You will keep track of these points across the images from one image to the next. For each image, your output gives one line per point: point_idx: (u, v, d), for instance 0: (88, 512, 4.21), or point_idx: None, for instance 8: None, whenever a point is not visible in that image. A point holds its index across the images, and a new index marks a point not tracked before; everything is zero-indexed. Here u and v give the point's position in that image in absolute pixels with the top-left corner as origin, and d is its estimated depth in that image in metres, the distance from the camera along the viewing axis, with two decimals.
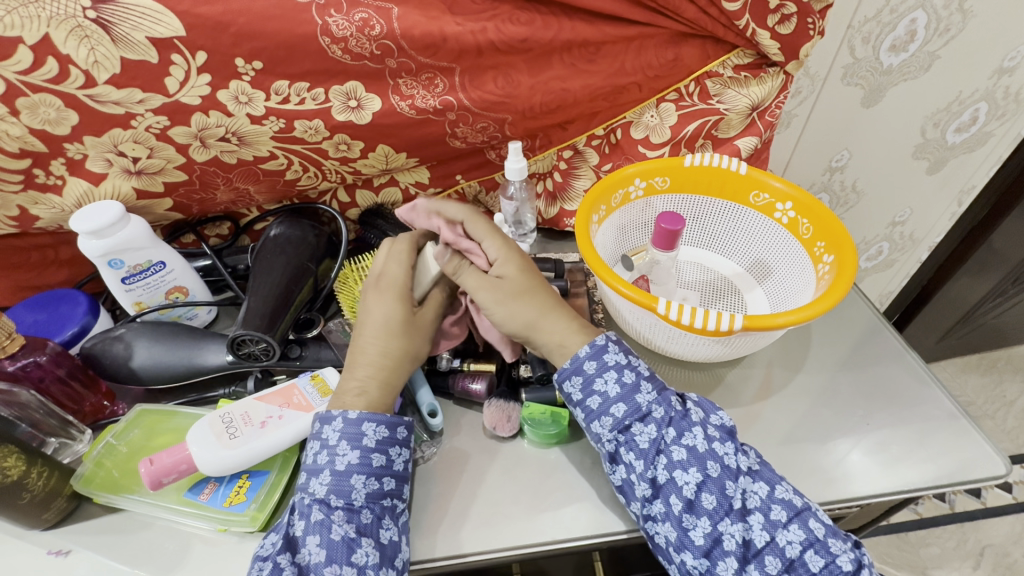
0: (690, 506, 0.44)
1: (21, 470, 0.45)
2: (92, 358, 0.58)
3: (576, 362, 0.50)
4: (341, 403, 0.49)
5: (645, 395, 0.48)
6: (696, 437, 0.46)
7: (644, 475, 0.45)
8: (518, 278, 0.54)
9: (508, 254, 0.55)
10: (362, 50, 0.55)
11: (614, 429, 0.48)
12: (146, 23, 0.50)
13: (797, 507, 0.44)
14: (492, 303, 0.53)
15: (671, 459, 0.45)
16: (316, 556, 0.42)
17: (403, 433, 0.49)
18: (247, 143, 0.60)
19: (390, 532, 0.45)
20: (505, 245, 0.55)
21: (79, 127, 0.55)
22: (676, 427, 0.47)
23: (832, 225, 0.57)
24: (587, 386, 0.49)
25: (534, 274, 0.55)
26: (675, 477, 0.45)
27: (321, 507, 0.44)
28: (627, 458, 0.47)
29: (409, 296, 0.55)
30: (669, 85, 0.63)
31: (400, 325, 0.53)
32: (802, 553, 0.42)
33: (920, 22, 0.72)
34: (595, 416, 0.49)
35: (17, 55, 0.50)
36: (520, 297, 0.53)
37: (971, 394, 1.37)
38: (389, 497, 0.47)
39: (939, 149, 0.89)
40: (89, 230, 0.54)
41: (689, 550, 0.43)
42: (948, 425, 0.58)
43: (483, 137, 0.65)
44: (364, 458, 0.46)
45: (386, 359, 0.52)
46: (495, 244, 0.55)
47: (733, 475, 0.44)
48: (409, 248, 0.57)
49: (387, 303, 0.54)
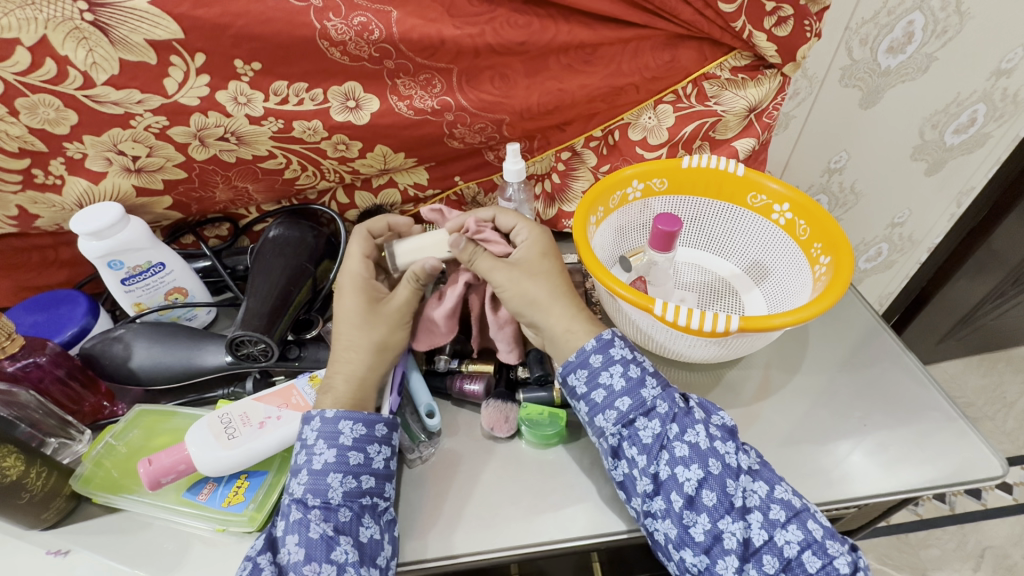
0: (690, 503, 0.44)
1: (20, 470, 0.46)
2: (92, 358, 0.58)
3: (582, 355, 0.50)
4: (332, 400, 0.50)
5: (650, 390, 0.49)
6: (699, 434, 0.46)
7: (646, 470, 0.46)
8: (539, 260, 0.55)
9: (536, 239, 0.57)
10: (360, 53, 0.56)
11: (617, 423, 0.48)
12: (144, 26, 0.51)
13: (797, 507, 0.44)
14: (509, 278, 0.54)
15: (673, 455, 0.45)
16: (295, 555, 0.43)
17: (382, 430, 0.49)
18: (248, 143, 0.60)
19: (370, 530, 0.45)
20: (537, 231, 0.58)
21: (79, 127, 0.56)
22: (679, 423, 0.47)
23: (829, 226, 0.58)
24: (592, 379, 0.50)
25: (556, 259, 0.56)
26: (676, 473, 0.45)
27: (299, 506, 0.45)
28: (630, 453, 0.47)
29: (369, 287, 0.56)
30: (667, 87, 0.63)
31: (360, 316, 0.54)
32: (800, 553, 0.42)
33: (918, 24, 0.72)
34: (599, 409, 0.49)
35: (15, 57, 0.50)
36: (534, 277, 0.54)
37: (971, 396, 1.36)
38: (368, 495, 0.46)
39: (938, 150, 0.90)
40: (90, 231, 0.54)
41: (689, 547, 0.44)
42: (946, 426, 0.58)
43: (481, 138, 0.65)
44: (340, 457, 0.46)
45: (355, 351, 0.53)
46: (527, 228, 0.58)
47: (734, 474, 0.45)
48: (363, 243, 0.58)
49: (345, 298, 0.55)
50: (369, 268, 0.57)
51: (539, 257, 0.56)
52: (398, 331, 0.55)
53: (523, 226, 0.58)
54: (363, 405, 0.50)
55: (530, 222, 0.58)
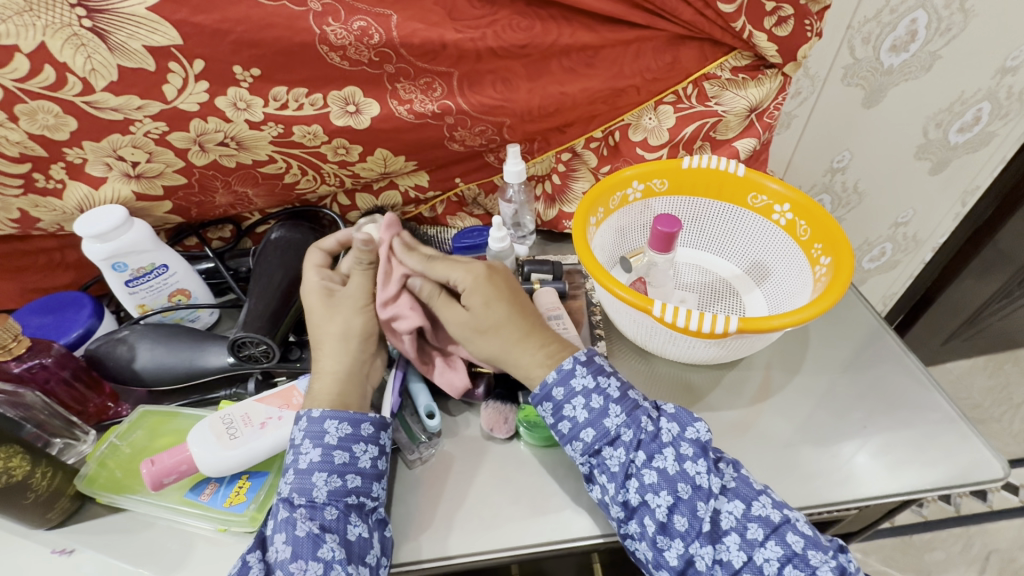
0: (663, 528, 0.44)
1: (25, 470, 0.46)
2: (97, 360, 0.58)
3: (545, 389, 0.50)
4: (314, 402, 0.50)
5: (613, 419, 0.48)
6: (667, 459, 0.46)
7: (616, 498, 0.46)
8: (485, 312, 0.53)
9: (475, 285, 0.53)
10: (360, 57, 0.56)
11: (584, 453, 0.48)
12: (142, 31, 0.51)
13: (775, 523, 0.44)
14: (461, 339, 0.54)
15: (642, 482, 0.46)
16: (282, 553, 0.43)
17: (368, 429, 0.49)
18: (247, 147, 0.61)
19: (358, 529, 0.46)
20: (470, 274, 0.54)
21: (78, 133, 0.56)
22: (645, 450, 0.47)
23: (830, 228, 0.57)
24: (557, 411, 0.50)
25: (505, 304, 0.53)
26: (647, 500, 0.45)
27: (285, 505, 0.45)
28: (601, 480, 0.47)
29: (324, 283, 0.57)
30: (667, 88, 0.63)
31: (321, 312, 0.55)
32: (781, 569, 0.42)
33: (921, 22, 0.72)
34: (567, 440, 0.49)
35: (14, 64, 0.50)
36: (484, 332, 0.53)
37: (978, 397, 1.35)
38: (354, 495, 0.47)
39: (942, 149, 0.89)
40: (93, 234, 0.55)
41: (665, 569, 0.44)
42: (949, 428, 0.58)
43: (482, 141, 0.65)
44: (326, 456, 0.47)
45: (321, 341, 0.54)
46: (461, 276, 0.54)
47: (705, 497, 0.45)
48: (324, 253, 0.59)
49: (309, 300, 0.56)
50: (327, 275, 0.58)
51: (483, 308, 0.53)
52: (356, 317, 0.55)
53: (456, 274, 0.54)
54: (348, 404, 0.51)
55: (461, 268, 0.54)
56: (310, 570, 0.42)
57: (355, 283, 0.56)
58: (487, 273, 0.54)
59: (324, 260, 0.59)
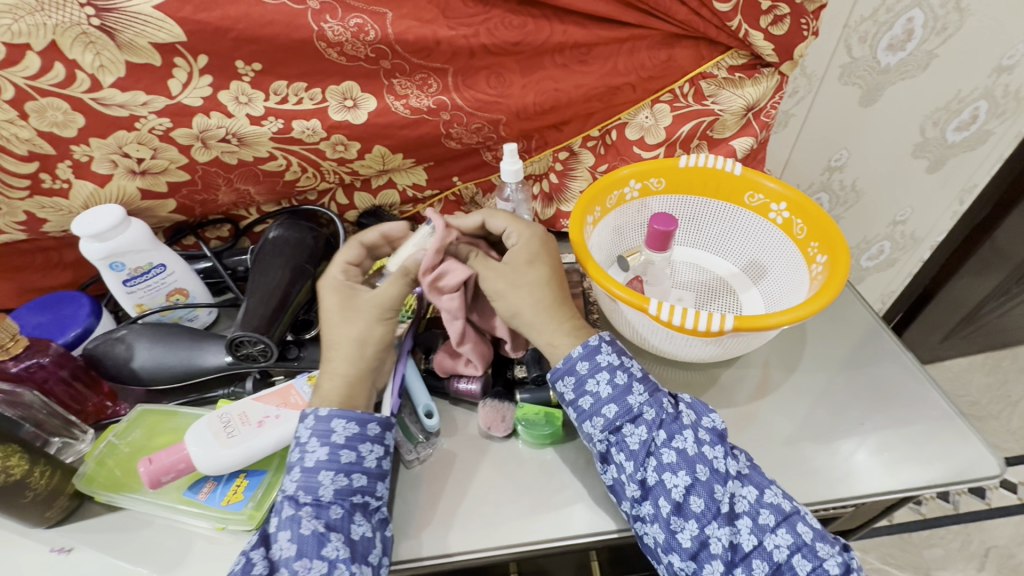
0: (679, 509, 0.44)
1: (24, 469, 0.46)
2: (96, 359, 0.58)
3: (569, 362, 0.50)
4: (322, 402, 0.51)
5: (636, 397, 0.49)
6: (686, 440, 0.46)
7: (634, 476, 0.46)
8: (526, 269, 0.55)
9: (527, 243, 0.56)
10: (357, 54, 0.56)
11: (605, 429, 0.48)
12: (148, 29, 0.51)
13: (786, 511, 0.44)
14: (492, 294, 0.54)
15: (660, 462, 0.46)
16: (287, 551, 0.43)
17: (375, 429, 0.49)
18: (249, 143, 0.60)
19: (362, 528, 0.46)
20: (528, 233, 0.57)
21: (86, 130, 0.56)
22: (666, 430, 0.47)
23: (826, 227, 0.58)
24: (580, 386, 0.50)
25: (545, 268, 0.55)
26: (664, 479, 0.45)
27: (290, 502, 0.45)
28: (618, 459, 0.47)
29: (346, 288, 0.56)
30: (663, 86, 0.63)
31: (340, 313, 0.54)
32: (789, 557, 0.43)
33: (917, 21, 0.72)
34: (587, 416, 0.49)
35: (26, 61, 0.51)
36: (519, 288, 0.54)
37: (976, 395, 1.35)
38: (359, 493, 0.47)
39: (939, 147, 0.89)
40: (91, 234, 0.55)
41: (676, 552, 0.44)
42: (945, 425, 0.58)
43: (478, 138, 0.65)
44: (332, 455, 0.47)
45: (337, 345, 0.53)
46: (519, 231, 0.57)
47: (722, 479, 0.45)
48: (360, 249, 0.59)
49: (326, 297, 0.56)
50: (351, 273, 0.58)
51: (525, 265, 0.55)
52: (377, 326, 0.54)
53: (513, 228, 0.57)
54: (355, 405, 0.51)
55: (521, 224, 0.57)
56: (314, 569, 0.42)
57: (382, 291, 0.54)
58: (542, 237, 0.57)
59: (356, 256, 0.59)
